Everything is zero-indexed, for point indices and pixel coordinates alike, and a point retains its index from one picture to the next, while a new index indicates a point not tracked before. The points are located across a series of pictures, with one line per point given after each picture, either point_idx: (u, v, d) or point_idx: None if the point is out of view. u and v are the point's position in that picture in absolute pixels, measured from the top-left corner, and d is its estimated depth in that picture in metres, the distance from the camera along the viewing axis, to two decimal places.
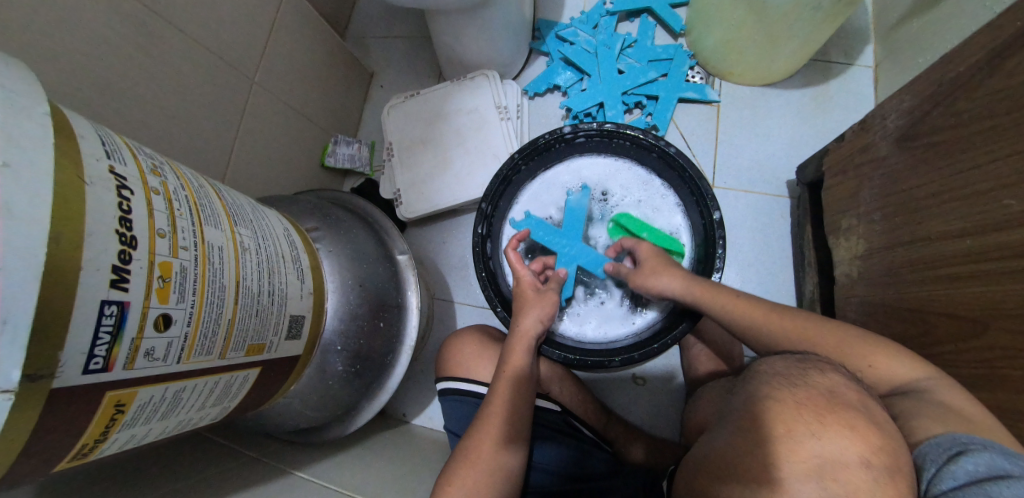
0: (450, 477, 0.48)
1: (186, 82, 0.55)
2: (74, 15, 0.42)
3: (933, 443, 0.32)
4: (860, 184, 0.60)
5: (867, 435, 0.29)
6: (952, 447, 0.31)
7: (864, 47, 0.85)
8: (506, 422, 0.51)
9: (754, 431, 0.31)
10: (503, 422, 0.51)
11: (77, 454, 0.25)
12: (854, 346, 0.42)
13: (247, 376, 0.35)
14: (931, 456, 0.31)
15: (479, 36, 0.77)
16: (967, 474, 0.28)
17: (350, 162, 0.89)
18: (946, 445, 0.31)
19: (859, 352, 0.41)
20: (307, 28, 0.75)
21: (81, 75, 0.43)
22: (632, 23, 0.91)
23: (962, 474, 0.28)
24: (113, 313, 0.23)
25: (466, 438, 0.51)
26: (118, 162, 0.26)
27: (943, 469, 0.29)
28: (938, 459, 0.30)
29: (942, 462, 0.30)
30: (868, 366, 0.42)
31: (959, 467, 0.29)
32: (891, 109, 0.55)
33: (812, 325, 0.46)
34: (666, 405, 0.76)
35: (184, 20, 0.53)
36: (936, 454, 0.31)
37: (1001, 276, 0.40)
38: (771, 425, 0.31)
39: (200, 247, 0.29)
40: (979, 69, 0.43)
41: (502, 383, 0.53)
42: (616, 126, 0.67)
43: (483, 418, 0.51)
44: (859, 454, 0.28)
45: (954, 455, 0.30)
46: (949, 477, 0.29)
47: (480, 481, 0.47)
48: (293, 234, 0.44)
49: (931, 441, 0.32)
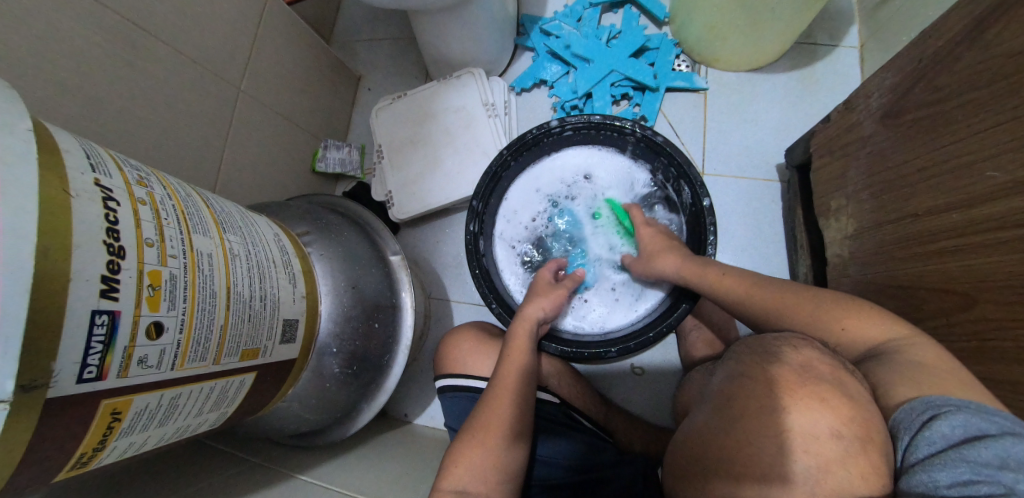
0: (456, 462, 0.48)
1: (171, 93, 0.55)
2: (55, 31, 0.42)
3: (908, 408, 0.32)
4: (847, 164, 0.61)
5: (837, 407, 0.29)
6: (926, 409, 0.31)
7: (849, 28, 0.85)
8: (512, 422, 0.50)
9: (735, 406, 0.33)
10: (509, 422, 0.50)
11: (75, 465, 0.26)
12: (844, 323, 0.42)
13: (242, 381, 0.36)
14: (905, 424, 0.31)
15: (463, 34, 0.77)
16: (942, 438, 0.28)
17: (341, 166, 0.89)
18: (921, 409, 0.31)
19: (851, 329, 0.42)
20: (292, 33, 0.75)
21: (65, 91, 0.43)
22: (616, 14, 0.91)
23: (937, 439, 0.28)
24: (104, 323, 0.24)
25: (472, 420, 0.51)
26: (103, 173, 0.26)
27: (918, 437, 0.29)
28: (913, 426, 0.30)
29: (917, 429, 0.30)
30: (840, 329, 0.42)
31: (934, 431, 0.29)
32: (875, 87, 0.56)
33: (799, 291, 0.46)
34: (666, 394, 0.76)
35: (167, 32, 0.53)
36: (911, 421, 0.31)
37: (988, 248, 0.40)
38: (747, 405, 0.32)
39: (189, 255, 0.29)
40: (958, 43, 0.44)
41: (510, 364, 0.55)
42: (604, 118, 0.66)
43: (488, 400, 0.51)
44: (830, 427, 0.28)
45: (928, 419, 0.30)
46: (925, 444, 0.29)
47: (489, 460, 0.47)
48: (282, 239, 0.44)
49: (905, 407, 0.32)
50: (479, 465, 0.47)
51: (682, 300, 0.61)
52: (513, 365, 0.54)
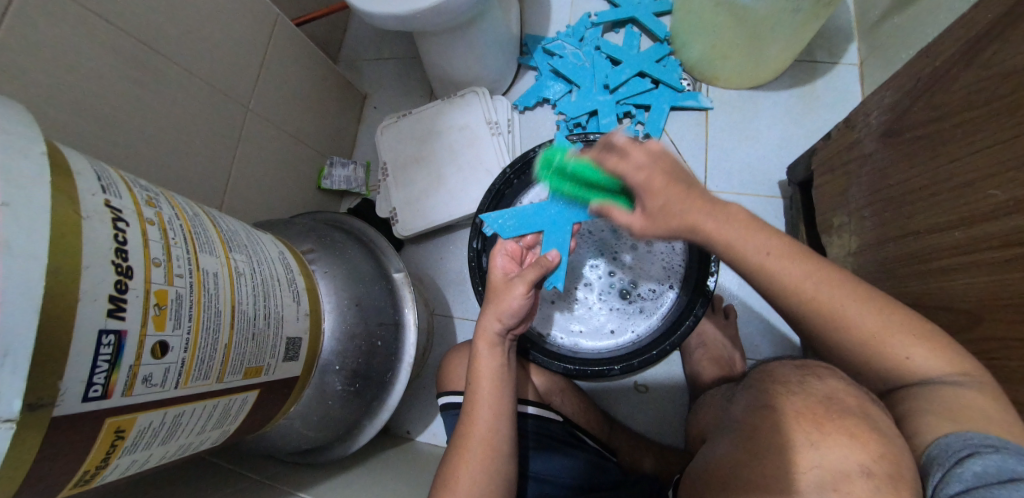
0: (449, 482, 0.47)
1: (182, 112, 0.56)
2: (69, 53, 0.43)
3: (942, 446, 0.31)
4: (849, 181, 0.61)
5: (866, 442, 0.29)
6: (964, 448, 0.30)
7: (847, 46, 0.87)
8: (492, 432, 0.49)
9: (755, 442, 0.32)
10: (489, 433, 0.49)
11: (79, 482, 0.26)
12: None
13: (245, 399, 0.36)
14: (939, 461, 0.31)
15: (467, 54, 0.79)
16: (974, 475, 0.28)
17: (346, 183, 0.91)
18: (959, 447, 0.31)
19: None
20: (299, 54, 0.77)
21: (79, 111, 0.45)
22: (617, 33, 0.93)
23: (969, 476, 0.28)
24: (110, 342, 0.24)
25: (457, 434, 0.51)
26: (114, 195, 0.26)
27: (949, 474, 0.29)
28: (946, 463, 0.30)
29: (949, 466, 0.30)
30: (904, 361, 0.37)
31: (966, 469, 0.29)
32: (874, 105, 0.56)
33: None
34: (670, 412, 0.75)
35: (178, 53, 0.55)
36: (945, 458, 0.30)
37: (991, 267, 0.40)
38: (767, 442, 0.31)
39: (195, 274, 0.30)
40: (954, 62, 0.44)
41: (481, 367, 0.53)
42: (604, 136, 0.69)
43: (468, 410, 0.51)
44: (859, 463, 0.28)
45: (964, 457, 0.30)
46: (955, 481, 0.29)
47: (478, 472, 0.47)
48: (288, 257, 0.44)
49: (942, 444, 0.32)
50: (469, 482, 0.46)
51: (683, 321, 0.64)
52: (485, 366, 0.53)
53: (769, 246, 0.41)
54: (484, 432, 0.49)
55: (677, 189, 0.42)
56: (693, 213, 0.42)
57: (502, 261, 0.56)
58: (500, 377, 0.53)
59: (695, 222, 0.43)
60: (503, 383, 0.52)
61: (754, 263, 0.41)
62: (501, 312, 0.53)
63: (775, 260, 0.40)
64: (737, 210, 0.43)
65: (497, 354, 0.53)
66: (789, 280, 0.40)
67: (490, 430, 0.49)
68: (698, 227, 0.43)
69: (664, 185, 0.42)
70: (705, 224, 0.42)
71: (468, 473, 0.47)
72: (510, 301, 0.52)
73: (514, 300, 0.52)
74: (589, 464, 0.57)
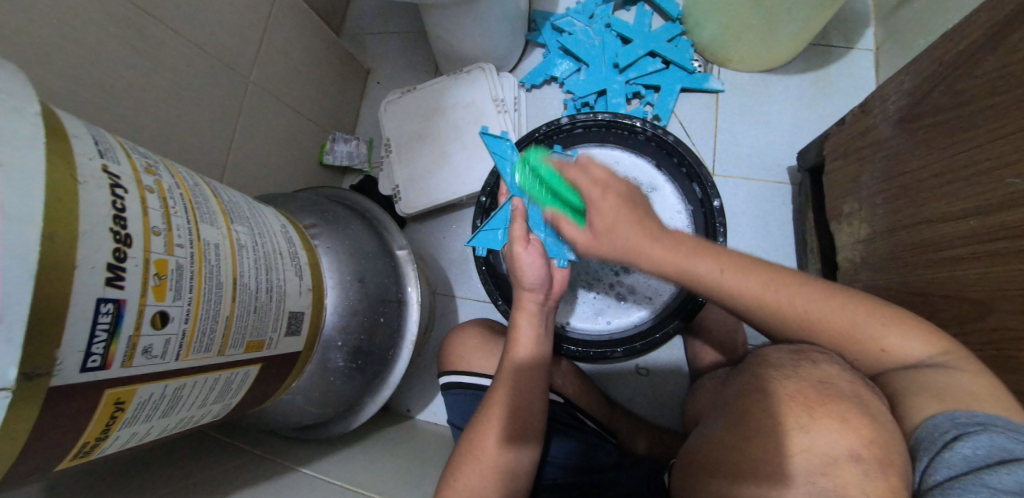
0: (474, 447, 0.48)
1: (182, 82, 0.55)
2: (68, 19, 0.42)
3: (929, 428, 0.32)
4: (862, 168, 0.60)
5: (858, 429, 0.29)
6: (950, 430, 0.31)
7: (865, 30, 0.84)
8: (529, 405, 0.50)
9: (746, 425, 0.32)
10: (524, 407, 0.50)
11: (79, 453, 0.26)
12: (890, 329, 0.38)
13: (247, 373, 0.35)
14: (926, 444, 0.31)
15: (474, 28, 0.76)
16: (962, 460, 0.28)
17: (349, 159, 0.89)
18: (945, 429, 0.31)
19: (897, 336, 0.38)
20: (301, 25, 0.75)
21: (77, 79, 0.43)
22: (629, 11, 0.90)
23: (957, 461, 0.28)
24: (109, 311, 0.23)
25: (485, 402, 0.51)
26: (111, 160, 0.25)
27: (937, 459, 0.30)
28: (934, 447, 0.30)
29: (937, 450, 0.30)
30: (879, 351, 0.38)
31: (954, 452, 0.29)
32: (893, 90, 0.55)
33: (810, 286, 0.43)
34: (669, 396, 0.76)
35: (177, 20, 0.53)
36: (932, 441, 0.31)
37: (1007, 257, 0.39)
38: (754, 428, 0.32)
39: (196, 245, 0.29)
40: (979, 46, 0.43)
41: (520, 335, 0.54)
42: (613, 115, 0.68)
43: (504, 376, 0.51)
44: (849, 448, 0.28)
45: (950, 440, 0.30)
46: (943, 466, 0.29)
47: (496, 442, 0.47)
48: (290, 230, 0.44)
49: (928, 426, 0.32)
50: (491, 471, 0.46)
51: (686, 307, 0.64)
52: (523, 334, 0.54)
53: (720, 264, 0.43)
54: (519, 402, 0.50)
55: (627, 220, 0.45)
56: (632, 239, 0.45)
57: (520, 228, 0.53)
58: (537, 345, 0.54)
59: (639, 248, 0.45)
60: (536, 356, 0.53)
61: (707, 283, 0.43)
62: (524, 284, 0.53)
63: (728, 276, 0.42)
64: (681, 235, 0.45)
65: (536, 323, 0.54)
66: (746, 290, 0.42)
67: (525, 400, 0.50)
68: (645, 260, 0.45)
69: (615, 206, 0.45)
70: (651, 251, 0.44)
71: (495, 441, 0.47)
72: (524, 267, 0.52)
73: (525, 265, 0.52)
74: (586, 445, 0.57)
